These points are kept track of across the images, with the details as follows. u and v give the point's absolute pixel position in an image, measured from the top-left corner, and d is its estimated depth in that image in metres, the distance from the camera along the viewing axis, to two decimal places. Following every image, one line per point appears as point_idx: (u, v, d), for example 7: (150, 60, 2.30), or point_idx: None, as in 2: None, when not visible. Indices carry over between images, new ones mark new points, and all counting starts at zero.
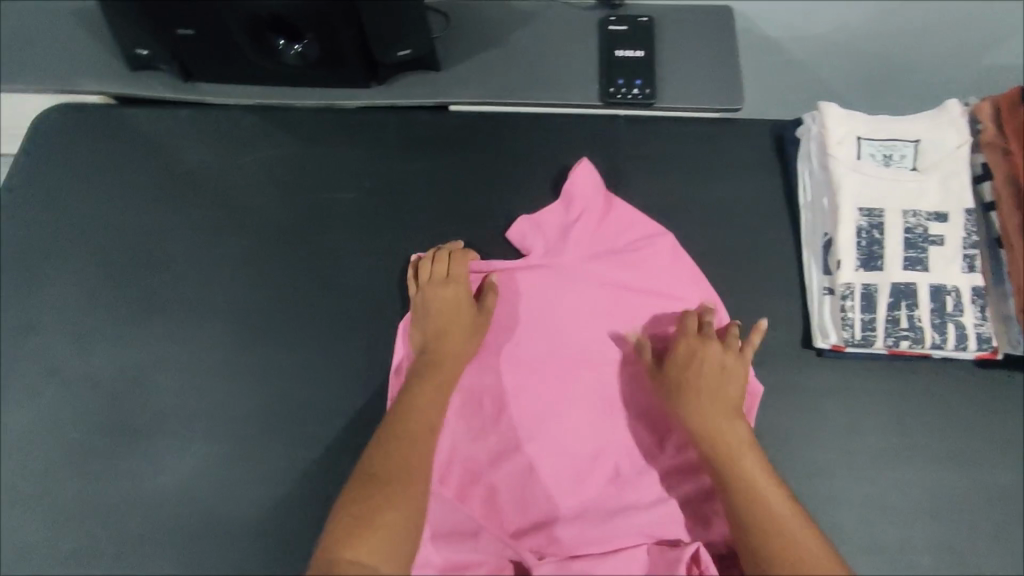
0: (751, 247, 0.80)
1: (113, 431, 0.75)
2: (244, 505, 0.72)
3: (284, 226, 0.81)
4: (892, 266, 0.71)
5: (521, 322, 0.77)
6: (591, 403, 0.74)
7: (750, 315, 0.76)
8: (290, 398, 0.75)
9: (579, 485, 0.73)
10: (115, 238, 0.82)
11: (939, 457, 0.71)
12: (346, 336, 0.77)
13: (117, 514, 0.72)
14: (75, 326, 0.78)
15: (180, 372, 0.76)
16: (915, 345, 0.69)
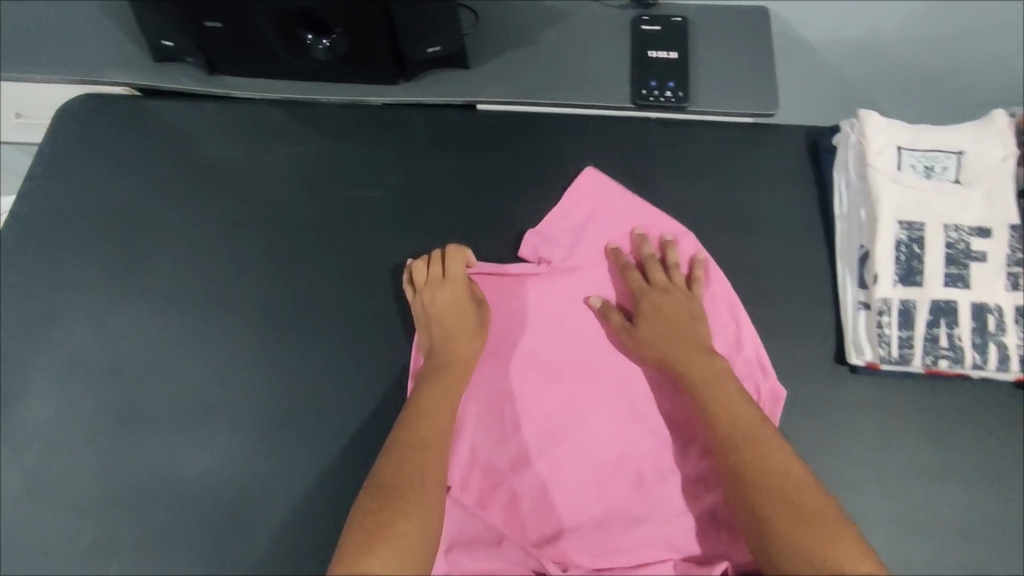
0: (783, 256, 0.79)
1: (156, 422, 0.79)
2: (283, 497, 0.76)
3: (310, 221, 0.85)
4: (931, 282, 0.69)
5: (538, 327, 0.79)
6: (609, 409, 0.77)
7: (778, 325, 0.76)
8: (328, 396, 0.79)
9: (598, 488, 0.75)
10: (157, 233, 0.86)
11: (964, 474, 0.71)
12: (381, 337, 0.80)
13: (161, 494, 0.77)
14: (120, 322, 0.83)
15: (221, 368, 0.80)
16: (954, 364, 0.67)
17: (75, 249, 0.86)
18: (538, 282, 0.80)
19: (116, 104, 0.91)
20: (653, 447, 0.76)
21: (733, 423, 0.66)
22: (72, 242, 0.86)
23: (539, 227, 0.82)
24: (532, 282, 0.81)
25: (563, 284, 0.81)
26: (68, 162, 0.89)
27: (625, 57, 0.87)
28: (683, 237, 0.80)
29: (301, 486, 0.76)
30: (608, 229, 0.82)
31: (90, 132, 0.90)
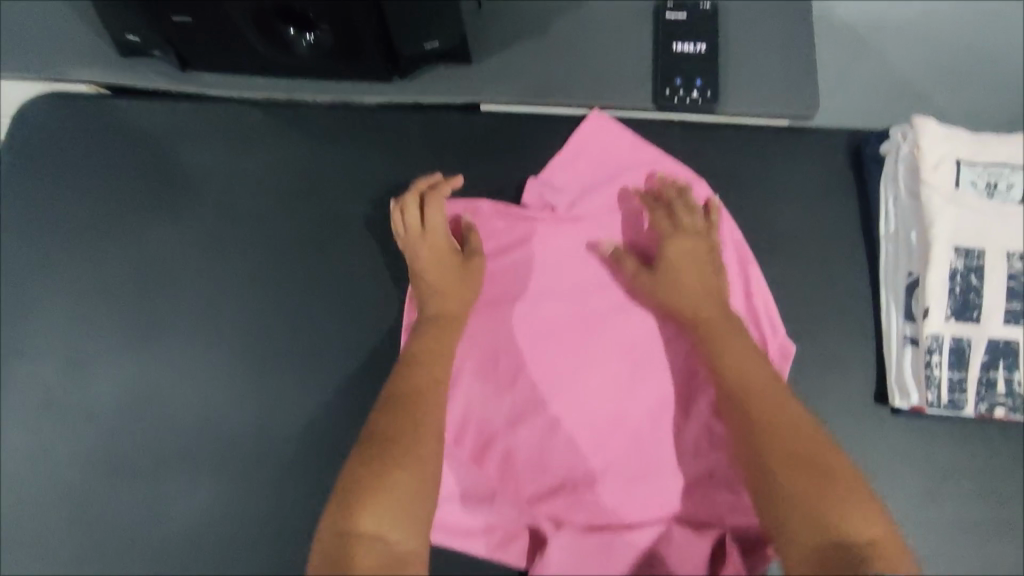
0: (820, 279, 0.70)
1: (132, 459, 0.73)
2: (270, 541, 0.71)
3: (296, 237, 0.77)
4: (990, 318, 0.62)
5: (540, 268, 0.70)
6: (618, 358, 0.67)
7: (816, 359, 0.68)
8: (316, 432, 0.72)
9: (597, 447, 0.65)
10: (125, 252, 0.78)
11: (1017, 527, 0.64)
12: (373, 366, 0.73)
13: (140, 539, 0.71)
14: (90, 349, 0.75)
15: (200, 400, 0.73)
16: (1012, 413, 0.61)
17: (33, 270, 0.77)
18: (540, 228, 0.72)
19: (80, 107, 0.81)
20: (661, 406, 0.66)
21: (748, 378, 0.60)
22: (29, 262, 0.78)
23: (542, 175, 0.74)
24: (533, 223, 0.72)
25: (567, 231, 0.72)
26: (23, 173, 0.80)
27: (646, 50, 0.78)
28: (698, 184, 0.73)
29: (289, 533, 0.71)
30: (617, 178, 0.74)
31: (47, 138, 0.81)
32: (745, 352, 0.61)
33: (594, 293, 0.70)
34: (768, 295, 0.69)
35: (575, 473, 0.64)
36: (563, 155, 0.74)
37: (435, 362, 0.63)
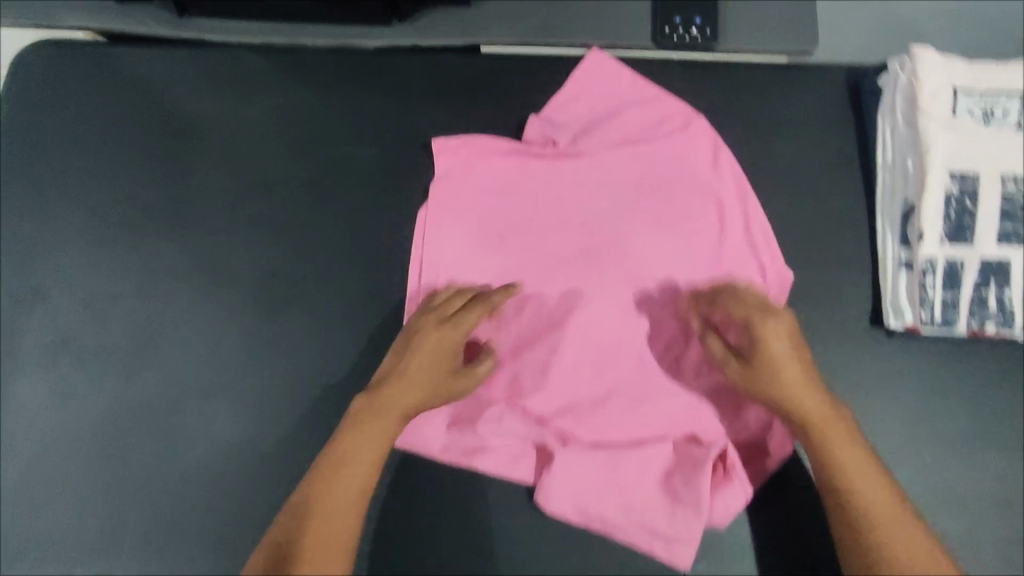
0: (815, 212, 0.72)
1: (151, 396, 0.76)
2: (282, 474, 0.73)
3: (301, 183, 0.79)
4: (983, 239, 0.63)
5: (544, 205, 0.74)
6: (618, 288, 0.70)
7: (810, 286, 0.70)
8: (324, 370, 0.74)
9: (601, 366, 0.67)
10: (135, 205, 0.80)
11: (1003, 441, 0.66)
12: (378, 306, 0.75)
13: (161, 477, 0.74)
14: (106, 293, 0.78)
15: (214, 340, 0.76)
16: (1004, 329, 0.62)
17: (47, 219, 0.80)
18: (541, 162, 0.74)
19: (79, 57, 0.82)
20: (663, 330, 0.68)
21: (849, 466, 0.57)
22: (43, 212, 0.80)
23: (542, 113, 0.76)
24: (535, 161, 0.74)
25: (569, 168, 0.74)
26: (29, 125, 0.81)
27: None
28: (698, 119, 0.74)
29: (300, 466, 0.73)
30: (616, 113, 0.75)
31: (49, 89, 0.82)
32: (857, 463, 0.57)
33: (596, 226, 0.72)
34: (766, 226, 0.71)
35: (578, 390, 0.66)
36: (563, 94, 0.76)
37: (365, 459, 0.61)
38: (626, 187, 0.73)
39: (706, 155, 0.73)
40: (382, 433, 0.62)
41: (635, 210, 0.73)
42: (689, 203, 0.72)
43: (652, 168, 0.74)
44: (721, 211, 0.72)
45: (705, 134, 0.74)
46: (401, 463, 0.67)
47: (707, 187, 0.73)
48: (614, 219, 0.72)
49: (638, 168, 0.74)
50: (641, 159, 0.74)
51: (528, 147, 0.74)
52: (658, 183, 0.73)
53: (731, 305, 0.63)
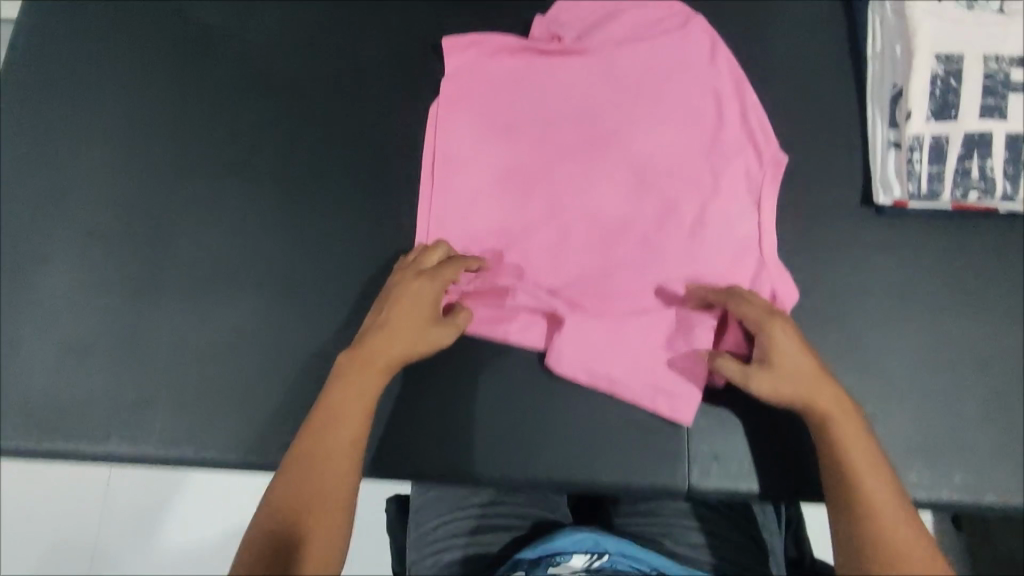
0: (809, 105, 0.75)
1: (132, 294, 0.71)
2: (269, 374, 0.69)
3: (301, 81, 0.77)
4: (967, 114, 0.67)
5: (549, 99, 0.76)
6: (622, 175, 0.73)
7: (806, 174, 0.73)
8: (321, 264, 0.72)
9: (606, 249, 0.71)
10: (140, 98, 0.77)
11: (1000, 312, 0.68)
12: (380, 199, 0.74)
13: (152, 369, 0.69)
14: (94, 188, 0.75)
15: (205, 236, 0.73)
16: (985, 197, 0.66)
17: (48, 108, 0.77)
18: (547, 59, 0.77)
19: None
20: (665, 211, 0.72)
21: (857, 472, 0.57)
22: (45, 104, 0.77)
23: (547, 15, 0.79)
24: (541, 59, 0.77)
25: (573, 64, 0.77)
26: (35, 24, 0.80)
27: None
28: (697, 18, 0.77)
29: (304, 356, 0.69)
30: (618, 14, 0.78)
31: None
32: (862, 458, 0.57)
33: (599, 118, 0.75)
34: (763, 117, 0.74)
35: (582, 270, 0.71)
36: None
37: (353, 418, 0.60)
38: (629, 82, 0.76)
39: (705, 51, 0.76)
40: (368, 394, 0.61)
41: (637, 102, 0.75)
42: (690, 95, 0.75)
43: (654, 64, 0.76)
44: (719, 104, 0.75)
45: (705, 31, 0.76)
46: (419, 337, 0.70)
47: (707, 80, 0.75)
48: (618, 111, 0.75)
49: (641, 64, 0.76)
50: (643, 55, 0.76)
51: (534, 45, 0.77)
52: (660, 77, 0.76)
53: (741, 311, 0.64)
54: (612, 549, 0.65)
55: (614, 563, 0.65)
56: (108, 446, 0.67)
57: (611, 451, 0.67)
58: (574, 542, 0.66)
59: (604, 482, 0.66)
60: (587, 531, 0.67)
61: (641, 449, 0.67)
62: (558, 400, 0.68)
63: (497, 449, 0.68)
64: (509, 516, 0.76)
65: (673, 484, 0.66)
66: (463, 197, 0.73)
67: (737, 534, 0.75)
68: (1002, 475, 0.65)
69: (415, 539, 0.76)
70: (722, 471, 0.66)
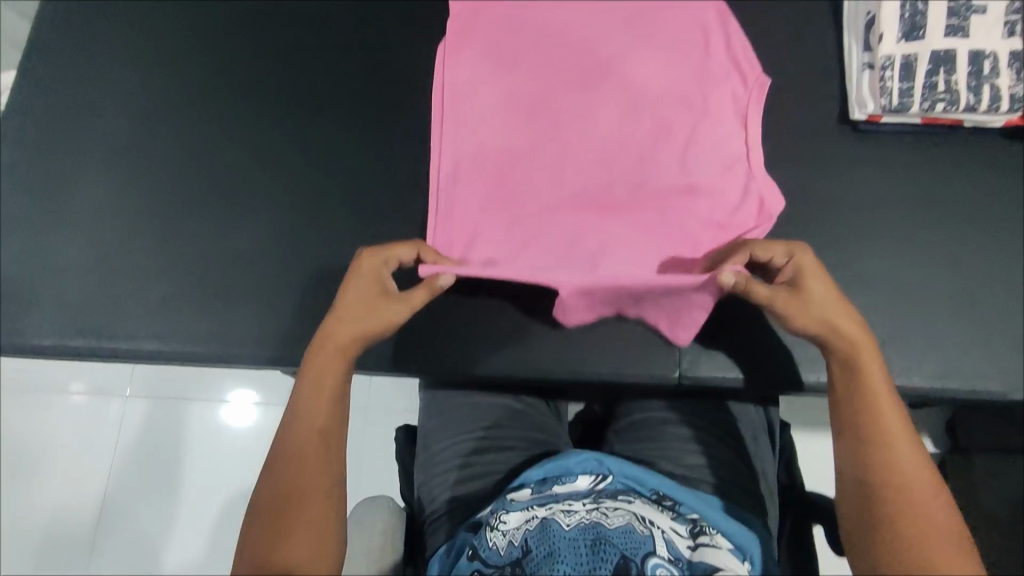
0: (790, 33, 0.81)
1: (161, 206, 0.77)
2: (289, 278, 0.74)
3: (318, 16, 0.83)
4: (933, 33, 0.72)
5: (548, 30, 0.80)
6: (617, 99, 0.78)
7: (786, 95, 0.79)
8: (336, 181, 0.78)
9: (604, 169, 0.76)
10: (169, 27, 0.83)
11: (966, 221, 0.74)
12: (389, 124, 0.80)
13: (182, 273, 0.74)
14: (123, 112, 0.80)
15: (228, 157, 0.79)
16: (950, 108, 0.71)
17: (81, 39, 0.83)
18: None
19: None
20: (658, 131, 0.76)
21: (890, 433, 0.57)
22: (80, 31, 0.83)
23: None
24: None
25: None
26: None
27: None
28: None
29: (324, 261, 0.75)
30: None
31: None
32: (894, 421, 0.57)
33: (596, 50, 0.79)
34: (746, 41, 0.78)
35: (582, 188, 0.75)
36: None
37: (317, 404, 0.62)
38: (620, 12, 0.80)
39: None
40: (332, 379, 0.63)
41: (629, 32, 0.79)
42: (678, 24, 0.79)
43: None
44: (707, 33, 0.79)
45: None
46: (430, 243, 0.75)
47: (694, 9, 0.79)
48: (612, 41, 0.79)
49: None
50: None
51: None
52: (651, 11, 0.80)
53: (767, 250, 0.64)
54: (614, 470, 0.66)
55: (616, 484, 0.66)
56: (141, 339, 0.72)
57: (606, 345, 0.73)
58: (578, 464, 0.67)
59: (601, 373, 0.72)
60: (591, 453, 0.68)
61: (635, 344, 0.73)
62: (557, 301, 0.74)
63: (502, 347, 0.73)
64: (511, 438, 0.77)
65: (664, 375, 0.72)
66: (470, 121, 0.77)
67: (730, 452, 0.72)
68: (969, 367, 0.70)
69: (424, 461, 0.78)
70: (710, 360, 0.72)
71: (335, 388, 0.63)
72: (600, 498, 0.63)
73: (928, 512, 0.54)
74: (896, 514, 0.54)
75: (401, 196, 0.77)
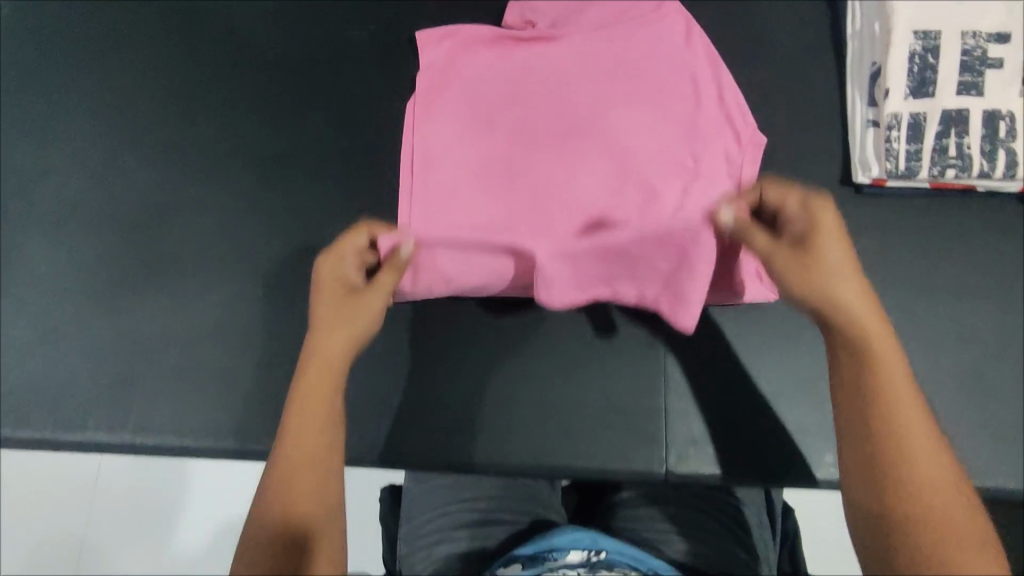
0: (791, 83, 0.75)
1: (115, 271, 0.71)
2: (253, 354, 0.69)
3: (285, 62, 0.77)
4: (944, 91, 0.67)
5: (527, 89, 0.75)
6: (602, 163, 0.72)
7: (785, 153, 0.74)
8: (301, 247, 0.72)
9: (587, 233, 0.70)
10: (118, 74, 0.76)
11: (976, 292, 0.69)
12: (362, 185, 0.74)
13: (134, 351, 0.69)
14: (72, 166, 0.74)
15: (186, 216, 0.73)
16: (962, 174, 0.66)
17: (28, 84, 0.76)
18: (525, 45, 0.76)
19: None
20: (647, 197, 0.70)
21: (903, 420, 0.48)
22: (23, 79, 0.76)
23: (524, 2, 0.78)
24: (521, 47, 0.76)
25: (550, 48, 0.76)
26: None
27: None
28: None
29: (288, 339, 0.69)
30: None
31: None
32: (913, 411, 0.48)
33: (579, 105, 0.74)
34: (742, 100, 0.74)
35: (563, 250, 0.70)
36: None
37: (309, 429, 0.54)
38: (605, 66, 0.75)
39: (682, 35, 0.75)
40: (322, 404, 0.55)
41: (615, 88, 0.74)
42: (669, 78, 0.74)
43: (631, 47, 0.75)
44: (697, 86, 0.74)
45: (676, 9, 0.75)
46: (404, 317, 0.71)
47: (686, 62, 0.74)
48: (596, 97, 0.74)
49: (618, 48, 0.75)
50: (619, 38, 0.75)
51: (512, 32, 0.77)
52: (637, 61, 0.75)
53: (775, 193, 0.54)
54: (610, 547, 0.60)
55: (613, 559, 0.60)
56: (89, 425, 0.67)
57: (589, 432, 0.68)
58: (570, 540, 0.62)
59: (584, 463, 0.67)
60: (583, 529, 0.63)
61: (620, 430, 0.68)
62: (537, 382, 0.69)
63: (479, 429, 0.68)
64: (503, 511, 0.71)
65: (653, 459, 0.67)
66: (447, 181, 0.72)
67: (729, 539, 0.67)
68: (978, 455, 0.66)
69: (407, 534, 0.71)
70: (699, 452, 0.67)
71: (327, 412, 0.55)
72: (596, 569, 0.58)
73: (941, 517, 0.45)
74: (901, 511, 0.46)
75: None
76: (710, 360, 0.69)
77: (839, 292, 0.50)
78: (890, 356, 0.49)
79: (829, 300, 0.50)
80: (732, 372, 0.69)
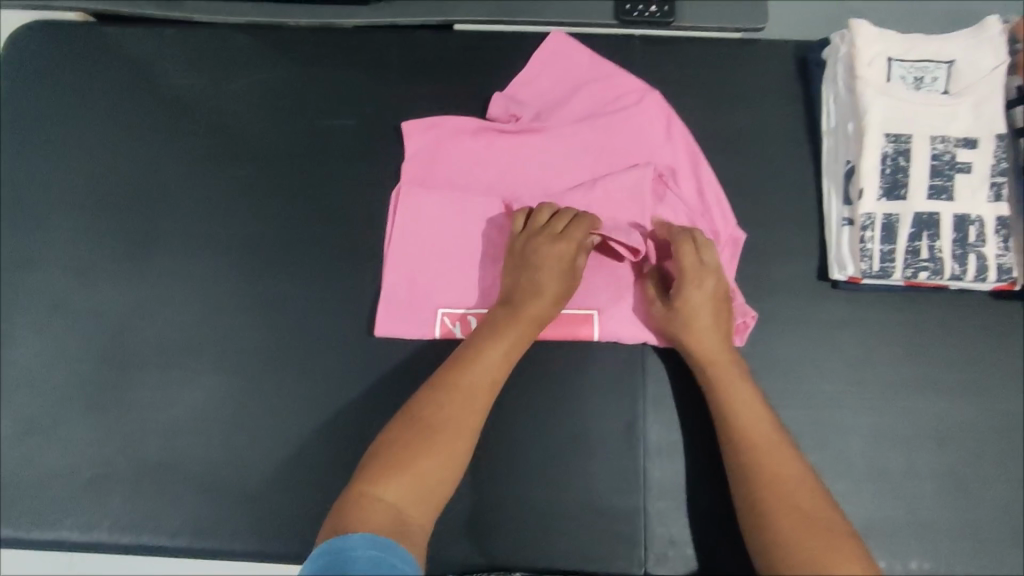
0: (769, 178, 0.77)
1: (107, 361, 0.73)
2: (239, 445, 0.70)
3: (277, 154, 0.79)
4: (916, 195, 0.68)
5: (510, 179, 0.76)
6: None
7: (765, 246, 0.75)
8: (287, 337, 0.73)
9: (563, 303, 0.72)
10: (111, 169, 0.79)
11: (949, 391, 0.70)
12: (343, 274, 0.75)
13: (115, 447, 0.70)
14: (73, 257, 0.77)
15: (179, 306, 0.74)
16: (934, 276, 0.68)
17: (33, 178, 0.80)
18: (505, 136, 0.76)
19: (71, 34, 0.84)
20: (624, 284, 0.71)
21: (758, 437, 0.62)
22: (30, 173, 0.80)
23: (506, 92, 0.79)
24: (502, 137, 0.76)
25: (531, 140, 0.76)
26: (18, 92, 0.82)
27: None
28: (651, 95, 0.76)
29: (271, 432, 0.70)
30: (580, 89, 0.78)
31: (48, 57, 0.83)
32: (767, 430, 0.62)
33: (563, 173, 0.76)
34: (718, 187, 0.75)
35: None
36: (525, 72, 0.79)
37: (488, 370, 0.64)
38: (587, 159, 0.76)
39: (663, 131, 0.76)
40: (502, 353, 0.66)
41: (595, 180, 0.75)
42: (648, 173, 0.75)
43: (611, 141, 0.76)
44: (677, 177, 0.75)
45: (655, 102, 0.76)
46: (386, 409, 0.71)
47: (664, 159, 0.76)
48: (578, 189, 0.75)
49: (600, 142, 0.76)
50: (601, 132, 0.76)
51: (496, 123, 0.77)
52: (620, 150, 0.76)
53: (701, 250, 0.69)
54: None
55: None
56: (70, 522, 0.68)
57: (570, 529, 0.67)
58: None
59: (564, 566, 0.67)
60: None
61: (599, 530, 0.67)
62: (519, 482, 0.69)
63: (460, 524, 0.68)
64: None
65: (634, 557, 0.67)
66: (431, 255, 0.74)
67: None
68: (957, 560, 0.66)
69: None
70: (679, 554, 0.67)
71: (503, 355, 0.66)
72: None
73: (796, 499, 0.59)
74: (756, 493, 0.60)
75: (350, 359, 0.72)
76: (696, 460, 0.69)
77: (702, 342, 0.66)
78: (739, 392, 0.64)
79: (698, 348, 0.67)
80: (723, 473, 0.68)
